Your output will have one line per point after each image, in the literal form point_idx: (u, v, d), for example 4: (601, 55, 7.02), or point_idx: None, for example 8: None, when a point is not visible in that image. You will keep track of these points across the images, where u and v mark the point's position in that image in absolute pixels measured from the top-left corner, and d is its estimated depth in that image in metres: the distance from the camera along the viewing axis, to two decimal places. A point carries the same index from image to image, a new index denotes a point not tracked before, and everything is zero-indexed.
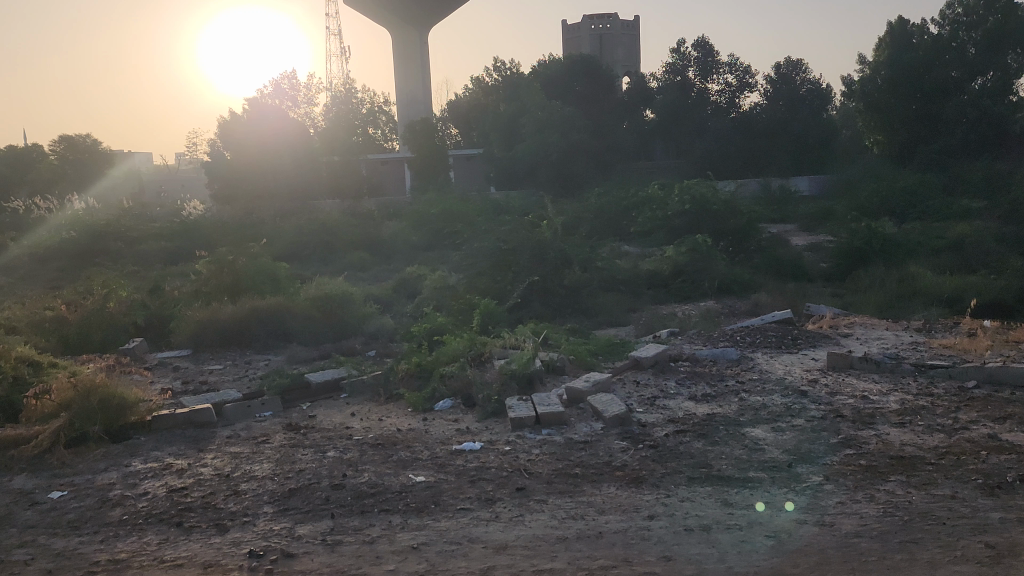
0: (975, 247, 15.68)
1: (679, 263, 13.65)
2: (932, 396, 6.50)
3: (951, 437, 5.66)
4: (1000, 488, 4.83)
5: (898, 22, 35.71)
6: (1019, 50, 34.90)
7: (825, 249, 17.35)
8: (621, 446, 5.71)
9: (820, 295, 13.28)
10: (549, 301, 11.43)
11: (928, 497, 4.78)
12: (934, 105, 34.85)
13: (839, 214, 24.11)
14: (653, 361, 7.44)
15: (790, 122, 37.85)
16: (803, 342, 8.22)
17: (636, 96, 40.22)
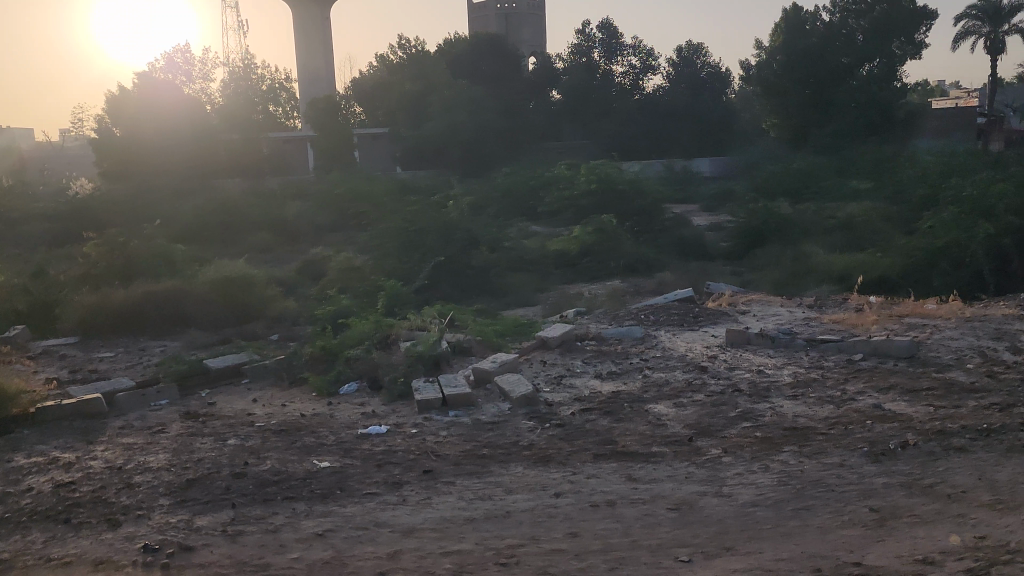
0: (864, 227, 16.48)
1: (586, 243, 13.84)
2: (823, 369, 6.82)
3: (839, 407, 5.94)
4: (884, 455, 5.10)
5: (794, 8, 36.98)
6: (902, 38, 36.91)
7: (725, 229, 17.92)
8: (528, 426, 5.76)
9: (721, 273, 13.70)
10: (456, 281, 11.38)
11: (819, 465, 5.01)
12: (827, 91, 36.43)
13: (739, 194, 24.87)
14: (559, 341, 7.51)
15: (693, 104, 38.86)
16: (704, 320, 8.46)
17: (542, 76, 40.29)
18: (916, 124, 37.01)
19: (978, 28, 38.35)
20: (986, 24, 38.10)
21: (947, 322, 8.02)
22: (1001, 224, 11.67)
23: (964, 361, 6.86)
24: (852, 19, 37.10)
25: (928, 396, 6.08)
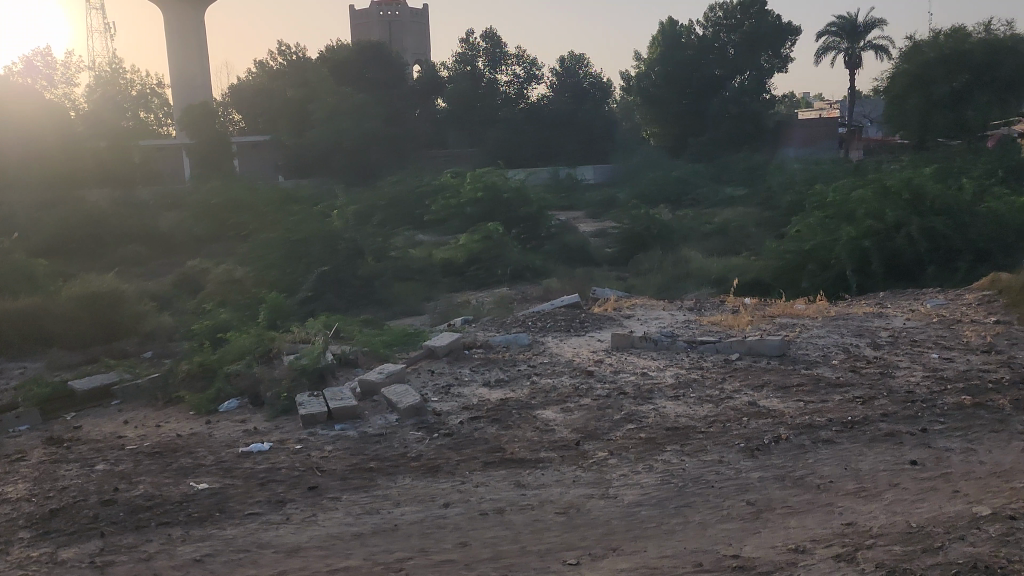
0: (739, 232, 17.26)
1: (473, 251, 13.90)
2: (702, 369, 7.07)
3: (718, 406, 6.18)
4: (759, 450, 5.34)
5: (669, 22, 38.45)
6: (769, 53, 38.82)
7: (609, 235, 18.38)
8: (416, 437, 5.71)
9: (605, 278, 14.04)
10: (341, 291, 11.20)
11: (698, 463, 5.19)
12: (702, 102, 38.11)
13: (622, 201, 25.57)
14: (447, 350, 7.50)
15: (576, 113, 39.95)
16: (589, 325, 8.63)
17: (426, 85, 39.85)
18: (784, 133, 39.12)
19: (837, 43, 40.76)
20: (844, 41, 40.58)
21: (815, 320, 8.48)
22: (862, 227, 12.42)
23: (830, 357, 7.26)
24: (722, 34, 38.92)
25: (798, 392, 6.41)
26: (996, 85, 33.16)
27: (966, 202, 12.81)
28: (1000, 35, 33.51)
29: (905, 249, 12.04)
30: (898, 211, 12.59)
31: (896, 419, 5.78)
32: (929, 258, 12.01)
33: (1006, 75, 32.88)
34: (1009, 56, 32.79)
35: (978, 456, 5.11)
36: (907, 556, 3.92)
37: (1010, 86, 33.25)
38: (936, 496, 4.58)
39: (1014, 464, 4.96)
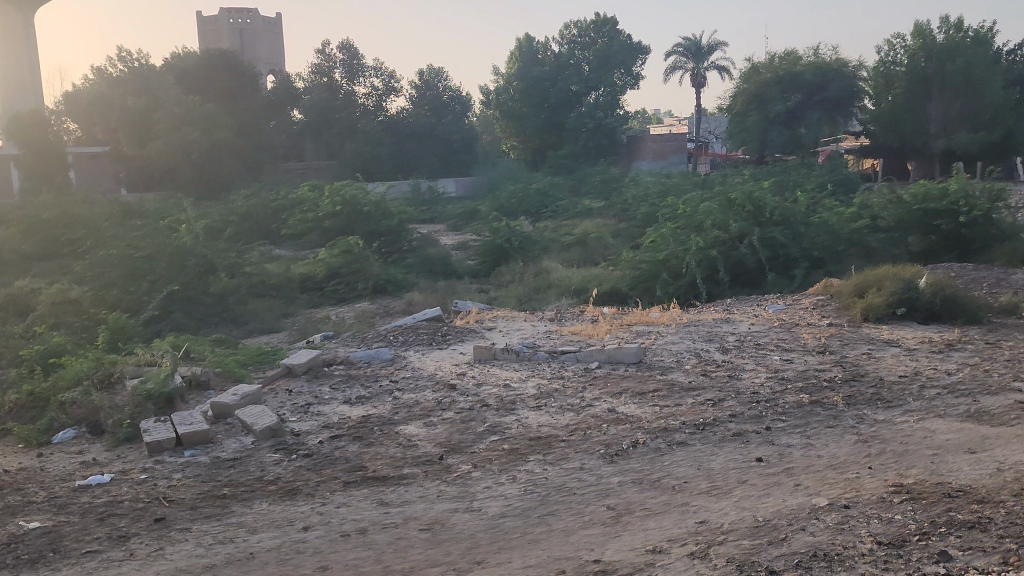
0: (596, 243, 17.81)
1: (332, 266, 13.62)
2: (563, 379, 7.20)
3: (578, 414, 6.30)
4: (619, 455, 5.48)
5: (526, 39, 39.88)
6: (621, 70, 40.36)
7: (470, 248, 18.52)
8: (273, 459, 5.51)
9: (467, 290, 14.11)
10: (191, 310, 10.86)
11: (560, 471, 5.27)
12: (559, 116, 39.51)
13: (482, 214, 25.82)
14: (305, 368, 7.28)
15: (435, 127, 40.17)
16: (451, 338, 8.61)
17: (281, 95, 38.49)
18: (636, 147, 40.99)
19: (683, 63, 42.89)
20: (690, 60, 42.75)
21: (668, 327, 8.84)
22: (709, 237, 13.08)
23: (683, 362, 7.58)
24: (578, 51, 40.34)
25: (653, 397, 6.64)
26: (825, 104, 35.77)
27: (800, 213, 13.77)
28: (827, 59, 36.24)
29: (748, 257, 12.78)
30: (741, 222, 13.35)
31: (743, 418, 6.10)
32: (770, 265, 12.81)
33: (833, 95, 35.42)
34: (834, 78, 35.53)
35: (816, 450, 5.47)
36: (756, 549, 4.14)
37: (837, 105, 35.79)
38: (780, 490, 4.86)
39: (847, 456, 5.34)
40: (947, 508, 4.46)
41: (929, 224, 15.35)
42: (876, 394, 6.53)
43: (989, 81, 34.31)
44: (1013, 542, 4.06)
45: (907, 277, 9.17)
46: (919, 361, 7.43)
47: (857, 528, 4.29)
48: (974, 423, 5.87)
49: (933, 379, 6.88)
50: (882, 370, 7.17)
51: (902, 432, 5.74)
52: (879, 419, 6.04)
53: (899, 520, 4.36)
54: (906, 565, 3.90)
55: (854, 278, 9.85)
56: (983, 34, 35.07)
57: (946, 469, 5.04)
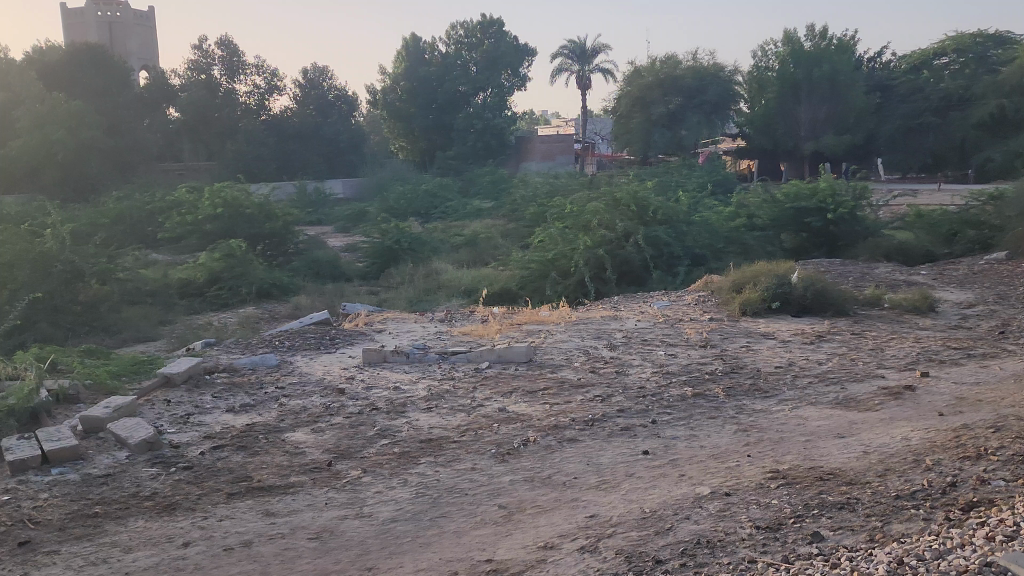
0: (486, 244, 17.93)
1: (214, 270, 13.16)
2: (454, 379, 7.18)
3: (469, 415, 6.30)
4: (510, 454, 5.51)
5: (412, 38, 39.77)
6: (509, 71, 40.92)
7: (359, 250, 18.30)
8: (150, 473, 5.25)
9: (357, 292, 13.94)
10: (57, 320, 10.42)
11: (452, 472, 5.25)
12: (447, 117, 39.63)
13: (371, 215, 25.47)
14: (185, 377, 6.99)
15: (320, 127, 39.60)
16: (340, 341, 8.46)
17: (155, 92, 36.83)
18: (524, 148, 41.65)
19: (569, 65, 43.63)
20: (576, 63, 43.56)
21: (557, 326, 8.96)
22: (596, 237, 13.36)
23: (572, 360, 7.70)
24: (465, 52, 40.44)
25: (543, 395, 6.71)
26: (703, 106, 37.06)
27: (682, 213, 14.23)
28: (705, 64, 37.89)
29: (634, 255, 13.11)
30: (626, 221, 13.69)
31: (630, 413, 6.25)
32: (654, 263, 13.20)
33: (712, 98, 36.83)
34: (713, 82, 36.97)
35: (698, 441, 5.66)
36: (643, 540, 4.25)
37: (716, 107, 37.17)
38: (665, 481, 5.00)
39: (727, 445, 5.56)
40: (819, 491, 4.71)
41: (800, 222, 16.22)
42: (755, 385, 6.82)
43: (852, 88, 36.45)
44: (878, 520, 4.33)
45: (781, 273, 9.64)
46: (793, 352, 7.81)
47: (737, 514, 4.47)
48: (843, 409, 6.22)
49: (806, 369, 7.25)
50: (760, 361, 7.50)
51: (778, 420, 6.01)
52: (757, 408, 6.31)
53: (776, 504, 4.56)
54: (782, 547, 4.08)
55: (733, 274, 10.27)
56: (846, 43, 37.36)
57: (818, 454, 5.32)
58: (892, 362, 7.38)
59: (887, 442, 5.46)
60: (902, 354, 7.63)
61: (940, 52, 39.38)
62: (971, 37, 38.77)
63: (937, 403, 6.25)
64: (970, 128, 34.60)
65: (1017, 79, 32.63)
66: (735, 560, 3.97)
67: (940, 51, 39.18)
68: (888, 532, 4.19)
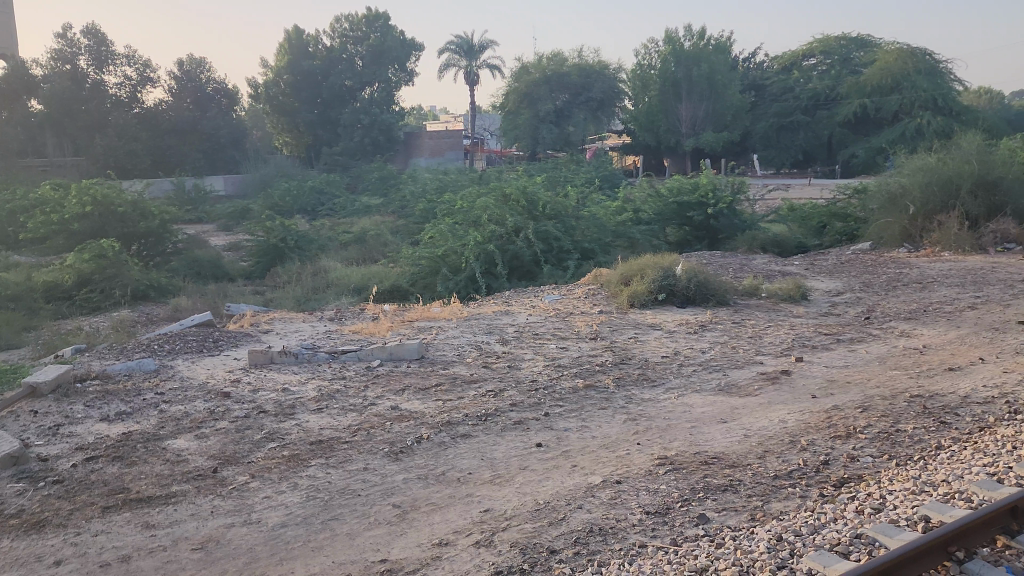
0: (375, 241, 17.75)
1: (85, 272, 12.45)
2: (345, 379, 7.03)
3: (361, 414, 6.19)
4: (403, 452, 5.45)
5: (294, 31, 38.60)
6: (396, 66, 40.38)
7: (243, 249, 17.74)
8: (16, 490, 4.92)
9: (241, 293, 13.51)
10: None
11: (344, 473, 5.14)
12: (332, 111, 39.01)
13: (255, 211, 24.69)
14: (53, 387, 6.59)
15: (199, 121, 38.20)
16: (224, 343, 8.16)
17: (15, 83, 34.41)
18: (414, 144, 41.39)
19: (456, 61, 43.57)
20: (463, 58, 43.52)
21: (449, 322, 8.94)
22: (487, 232, 13.39)
23: (464, 356, 7.70)
24: (350, 45, 39.58)
25: (436, 392, 6.67)
26: (589, 103, 37.89)
27: (571, 207, 14.48)
28: (590, 61, 38.66)
29: (524, 250, 13.21)
30: (516, 216, 13.80)
31: (523, 407, 6.30)
32: (544, 258, 13.36)
33: (597, 95, 37.80)
34: (598, 79, 37.84)
35: (590, 432, 5.76)
36: (536, 532, 4.29)
37: (601, 105, 38.00)
38: (558, 473, 5.06)
39: (618, 434, 5.68)
40: (704, 474, 4.88)
41: (683, 216, 16.80)
42: (643, 374, 7.02)
43: (728, 87, 38.34)
44: (758, 500, 4.52)
45: (665, 266, 9.94)
46: (678, 341, 8.06)
47: (628, 501, 4.57)
48: (725, 395, 6.47)
49: (691, 357, 7.50)
50: (647, 352, 7.70)
51: (665, 409, 6.20)
52: (645, 397, 6.48)
53: (664, 489, 4.70)
54: (670, 531, 4.21)
55: (620, 267, 10.53)
56: (723, 43, 39.02)
57: (702, 439, 5.51)
58: (770, 349, 7.73)
59: (766, 425, 5.72)
60: (778, 341, 8.01)
61: (809, 53, 41.74)
62: (837, 40, 41.24)
63: (810, 386, 6.60)
64: (836, 125, 36.71)
65: (877, 80, 35.14)
66: (627, 546, 4.07)
67: (809, 52, 41.52)
68: (769, 510, 4.38)
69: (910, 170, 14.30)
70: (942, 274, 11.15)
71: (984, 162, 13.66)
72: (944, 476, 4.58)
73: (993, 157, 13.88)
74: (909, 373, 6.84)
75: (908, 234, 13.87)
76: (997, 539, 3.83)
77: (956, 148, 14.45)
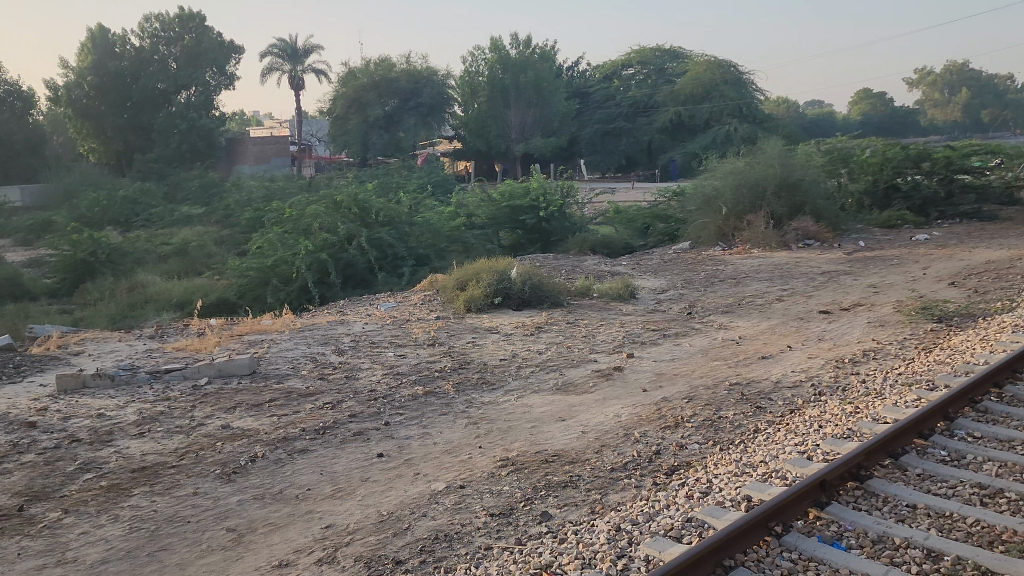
0: (197, 251, 16.86)
1: None
2: (169, 400, 6.58)
3: (189, 436, 5.83)
4: (236, 473, 5.18)
5: (98, 29, 35.96)
6: (214, 68, 38.42)
7: (46, 263, 16.31)
8: None
9: (45, 312, 12.40)
10: None
11: (172, 500, 4.82)
12: (145, 115, 36.97)
13: (58, 223, 22.76)
14: None
15: None
16: (27, 369, 7.43)
17: None
18: (237, 150, 39.94)
19: (279, 64, 42.25)
20: (286, 62, 42.29)
21: (282, 334, 8.62)
22: (318, 240, 13.00)
23: (299, 368, 7.44)
24: (162, 46, 37.27)
25: (270, 407, 6.40)
26: (419, 109, 37.85)
27: (404, 214, 14.39)
28: (418, 67, 38.71)
29: (358, 259, 12.97)
30: (348, 224, 13.54)
31: (361, 418, 6.16)
32: (379, 265, 13.19)
33: (426, 100, 37.73)
34: (427, 84, 37.91)
35: (432, 438, 5.73)
36: (380, 543, 4.20)
37: (430, 110, 38.10)
38: (401, 482, 4.99)
39: (460, 439, 5.68)
40: (545, 473, 4.97)
41: (515, 220, 17.15)
42: (482, 378, 7.07)
43: (553, 94, 39.76)
44: (597, 493, 4.67)
45: (500, 269, 10.10)
46: (515, 344, 8.18)
47: (472, 505, 4.58)
48: (562, 394, 6.64)
49: (528, 359, 7.63)
50: (485, 356, 7.77)
51: (505, 411, 6.27)
52: (485, 401, 6.53)
53: (507, 490, 4.75)
54: (515, 531, 4.25)
55: (455, 272, 10.57)
56: (546, 51, 40.27)
57: (543, 438, 5.62)
58: (603, 347, 8.02)
59: (602, 420, 5.92)
60: (610, 339, 8.31)
61: (627, 63, 43.96)
62: (651, 52, 44.00)
63: (641, 380, 6.90)
64: (655, 131, 38.92)
65: (690, 89, 37.77)
66: (473, 550, 4.06)
67: (627, 62, 43.92)
68: (607, 502, 4.54)
69: (722, 173, 15.28)
70: (753, 269, 11.99)
71: (785, 165, 14.84)
72: (762, 456, 4.92)
73: (792, 161, 15.11)
74: (728, 363, 7.30)
75: (722, 233, 14.82)
76: (810, 512, 4.14)
77: (760, 152, 15.62)
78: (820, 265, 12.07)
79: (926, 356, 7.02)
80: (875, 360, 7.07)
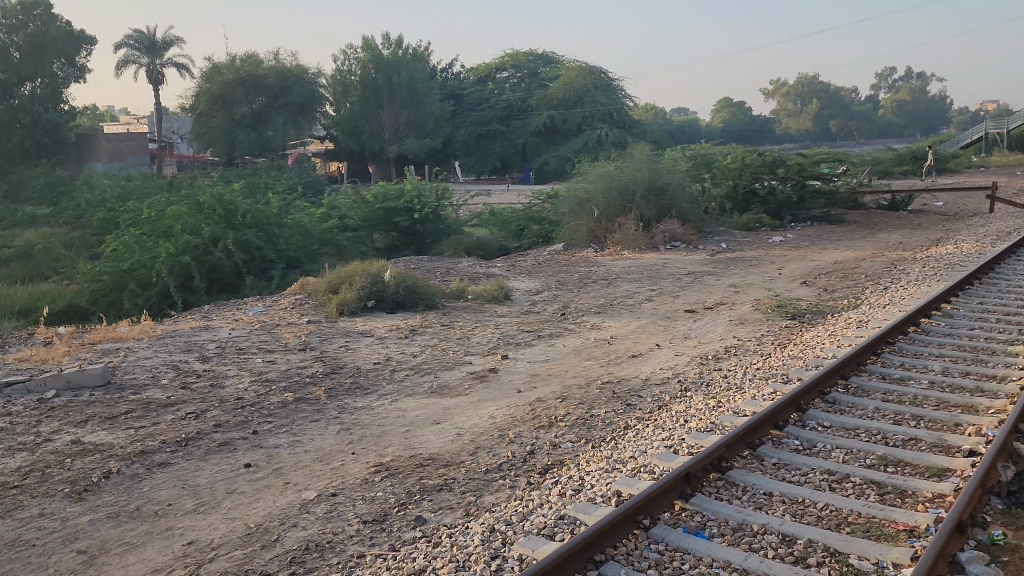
0: (44, 255, 15.76)
1: None
2: (10, 416, 6.09)
3: (34, 453, 5.42)
4: (87, 491, 4.86)
5: None
6: (63, 59, 36.03)
7: None
8: None
9: None
10: None
11: (13, 523, 4.46)
12: None
13: None
14: None
15: None
16: None
17: None
18: (89, 146, 37.69)
19: (136, 57, 40.14)
20: (144, 55, 40.22)
21: (140, 342, 8.16)
22: (180, 242, 12.40)
23: (159, 377, 7.06)
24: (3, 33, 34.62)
25: (126, 420, 6.04)
26: (289, 108, 36.88)
27: (272, 215, 13.96)
28: (287, 64, 37.66)
29: (223, 261, 12.47)
30: (213, 225, 12.97)
31: (227, 427, 5.91)
32: (246, 268, 12.76)
33: (296, 100, 36.78)
34: (297, 83, 36.89)
35: (303, 446, 5.57)
36: (247, 557, 4.04)
37: (300, 109, 37.18)
38: (270, 492, 4.82)
39: (331, 446, 5.55)
40: (419, 477, 4.93)
41: (389, 222, 16.98)
42: (355, 383, 6.93)
43: (427, 95, 39.68)
44: (471, 495, 4.66)
45: (373, 271, 9.95)
46: (389, 347, 8.08)
47: (344, 513, 4.48)
48: (437, 396, 6.62)
49: (402, 362, 7.56)
50: (358, 359, 7.63)
51: (379, 415, 6.17)
52: (359, 405, 6.41)
53: (381, 496, 4.67)
54: (388, 537, 4.19)
55: (327, 275, 10.33)
56: (420, 52, 40.08)
57: (417, 442, 5.57)
58: (477, 349, 8.03)
59: (477, 422, 5.92)
60: (485, 340, 8.36)
61: (501, 66, 44.24)
62: (524, 57, 44.72)
63: (515, 381, 6.96)
64: (529, 134, 39.68)
65: (562, 94, 39.10)
66: (345, 558, 3.98)
67: (501, 65, 44.23)
68: (481, 504, 4.53)
69: (594, 177, 15.63)
70: (624, 270, 12.33)
71: (653, 169, 15.36)
72: (632, 452, 5.05)
73: (659, 165, 15.66)
74: (600, 362, 7.47)
75: (594, 235, 15.17)
76: (675, 504, 4.28)
77: (629, 157, 16.10)
78: (686, 266, 12.56)
79: (781, 351, 7.43)
80: (736, 355, 7.41)
